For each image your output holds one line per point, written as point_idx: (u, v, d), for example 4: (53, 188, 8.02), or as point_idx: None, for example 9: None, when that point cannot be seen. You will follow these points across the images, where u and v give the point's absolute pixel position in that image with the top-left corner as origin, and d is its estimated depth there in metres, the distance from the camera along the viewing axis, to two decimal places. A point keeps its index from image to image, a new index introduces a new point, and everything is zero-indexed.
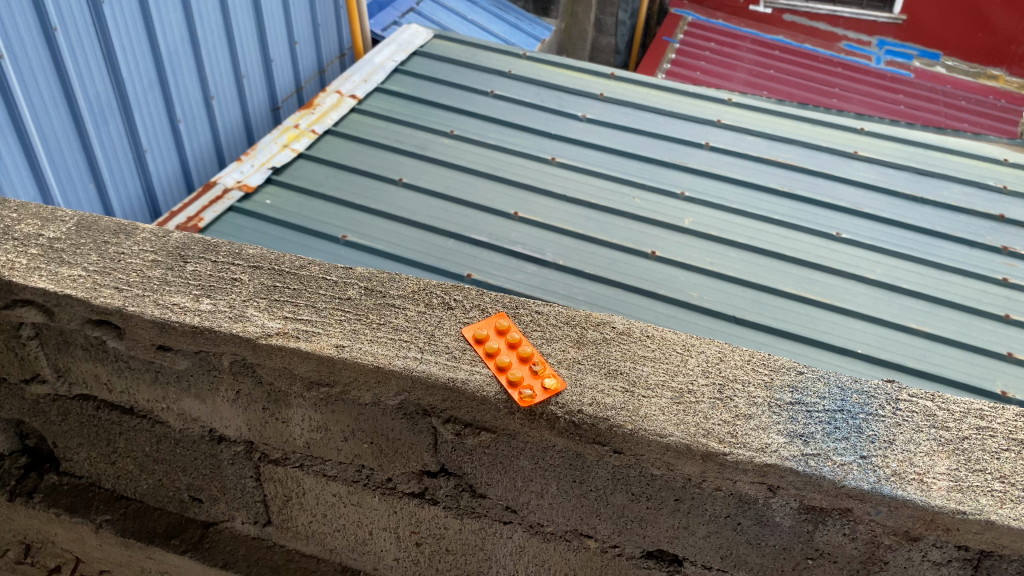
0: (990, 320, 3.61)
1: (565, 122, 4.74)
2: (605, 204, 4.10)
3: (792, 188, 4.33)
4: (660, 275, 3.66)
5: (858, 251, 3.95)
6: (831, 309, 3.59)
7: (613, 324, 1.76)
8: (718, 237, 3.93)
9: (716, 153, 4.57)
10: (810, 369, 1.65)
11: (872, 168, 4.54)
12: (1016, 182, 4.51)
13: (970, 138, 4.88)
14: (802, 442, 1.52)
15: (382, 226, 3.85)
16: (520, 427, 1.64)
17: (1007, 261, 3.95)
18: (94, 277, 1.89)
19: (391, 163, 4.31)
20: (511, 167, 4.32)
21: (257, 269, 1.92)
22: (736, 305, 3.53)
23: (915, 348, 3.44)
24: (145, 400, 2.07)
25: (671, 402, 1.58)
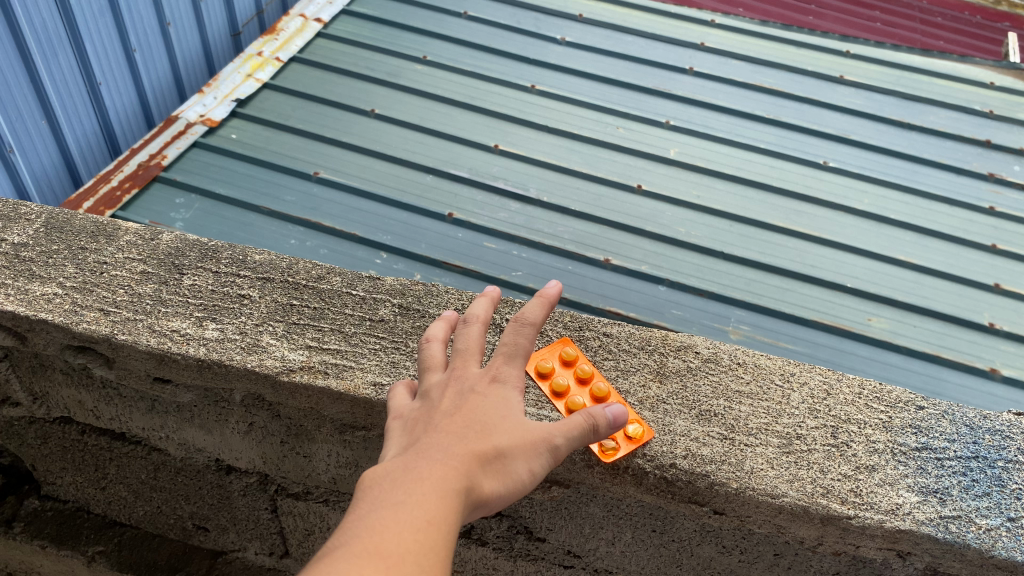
0: (976, 250, 3.29)
1: (541, 46, 4.25)
2: (583, 133, 3.68)
3: (778, 115, 3.93)
4: (646, 210, 3.29)
5: (841, 180, 3.58)
6: (817, 242, 3.24)
7: (696, 349, 1.52)
8: (706, 169, 3.54)
9: (700, 79, 4.13)
10: (930, 404, 1.43)
11: (859, 94, 4.14)
12: (1002, 107, 4.12)
13: (954, 60, 4.44)
14: (938, 500, 1.29)
15: (357, 161, 3.40)
16: (600, 482, 1.39)
17: (993, 189, 3.62)
18: (73, 296, 1.58)
19: (361, 92, 3.82)
20: (486, 96, 3.86)
21: (269, 283, 1.64)
22: (724, 241, 3.18)
23: (904, 280, 3.11)
24: (139, 428, 1.79)
25: (779, 453, 1.35)
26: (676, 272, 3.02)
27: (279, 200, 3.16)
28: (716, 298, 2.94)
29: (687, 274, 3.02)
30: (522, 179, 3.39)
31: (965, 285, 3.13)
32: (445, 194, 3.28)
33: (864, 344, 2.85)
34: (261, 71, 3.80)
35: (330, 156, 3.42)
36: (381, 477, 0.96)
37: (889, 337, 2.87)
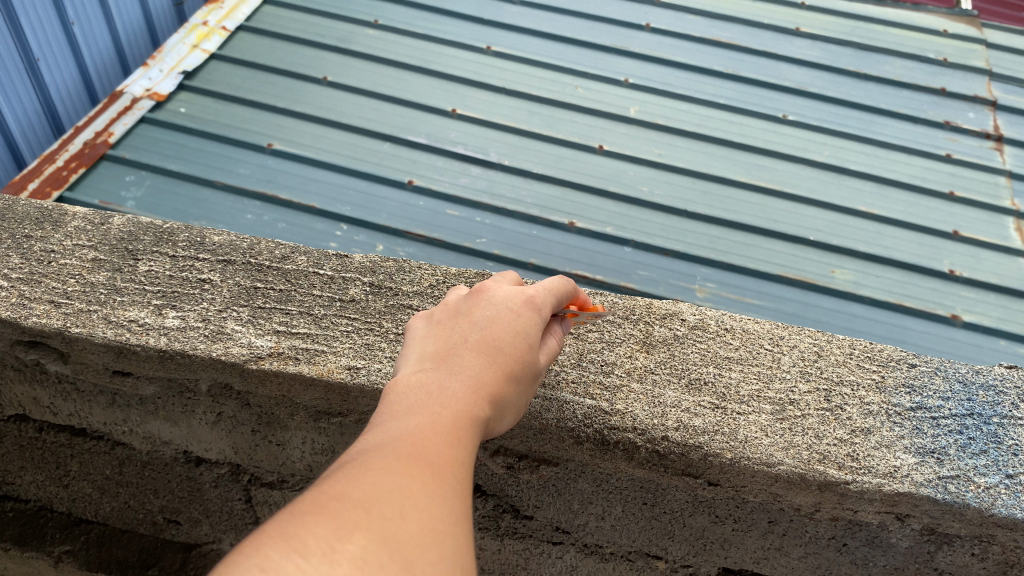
0: (935, 198, 3.28)
1: (494, 5, 4.13)
2: (542, 94, 3.59)
3: (737, 70, 3.87)
4: (608, 171, 3.23)
5: (802, 133, 3.55)
6: (779, 196, 3.21)
7: (682, 316, 1.47)
8: (667, 127, 3.48)
9: (657, 35, 4.05)
10: (922, 362, 1.39)
11: (816, 45, 4.09)
12: (955, 54, 4.08)
13: (908, 8, 4.41)
14: (936, 460, 1.26)
15: (309, 131, 3.29)
16: (590, 458, 1.34)
17: (949, 137, 3.60)
18: (20, 289, 1.48)
19: (311, 58, 3.69)
20: (440, 59, 3.75)
21: (230, 265, 1.55)
22: (689, 199, 3.13)
23: (864, 231, 3.09)
24: (101, 423, 1.70)
25: (773, 419, 1.31)
26: (641, 233, 2.97)
27: (233, 173, 3.04)
28: (681, 257, 2.90)
29: (653, 234, 2.97)
30: (482, 143, 3.30)
31: (924, 233, 3.11)
32: (405, 162, 3.18)
33: (829, 297, 2.83)
34: (208, 40, 3.65)
35: (283, 126, 3.29)
36: (399, 397, 0.88)
37: (852, 289, 2.85)
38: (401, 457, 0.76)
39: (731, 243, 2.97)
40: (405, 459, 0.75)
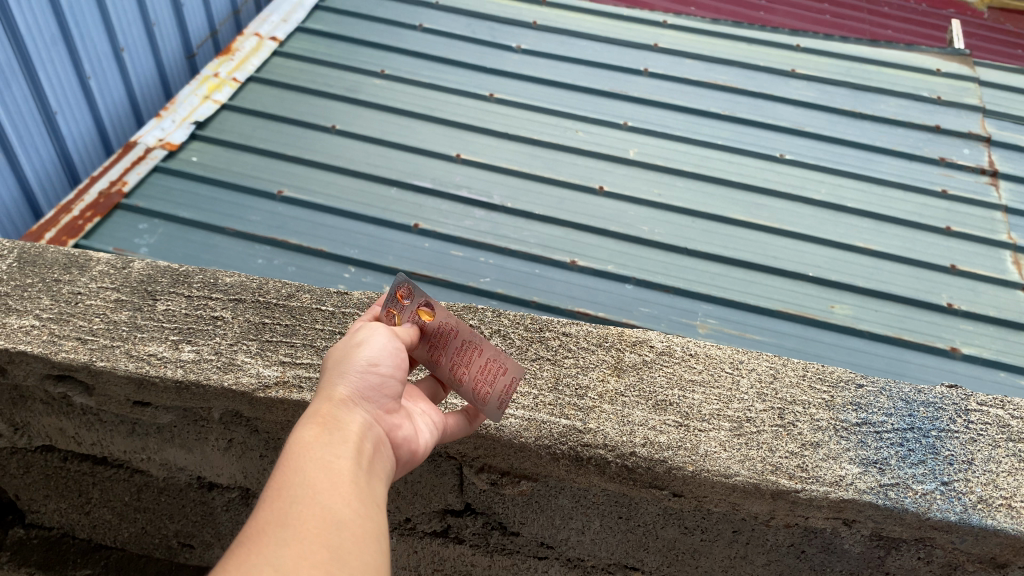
0: (932, 233, 3.43)
1: (497, 54, 4.34)
2: (544, 138, 3.77)
3: (734, 111, 4.05)
4: (609, 211, 3.39)
5: (799, 171, 3.71)
6: (778, 234, 3.36)
7: (650, 343, 1.61)
8: (665, 168, 3.65)
9: (655, 79, 4.24)
10: (869, 382, 1.53)
11: (811, 86, 4.27)
12: (949, 92, 4.25)
13: (902, 49, 4.60)
14: (878, 471, 1.39)
15: (319, 178, 3.47)
16: (566, 473, 1.48)
17: (943, 172, 3.76)
18: (50, 327, 1.63)
19: (320, 108, 3.88)
20: (445, 106, 3.94)
21: (241, 303, 1.70)
22: (687, 237, 3.29)
23: (863, 266, 3.24)
24: (121, 451, 1.85)
25: (731, 436, 1.44)
26: (642, 271, 3.12)
27: (245, 220, 3.21)
28: (683, 294, 3.04)
29: (653, 271, 3.12)
30: (485, 187, 3.47)
31: (923, 269, 3.25)
32: (413, 207, 3.35)
33: (830, 330, 2.97)
34: (219, 92, 3.87)
35: (292, 174, 3.48)
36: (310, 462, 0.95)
37: (852, 323, 2.98)
38: (288, 533, 0.83)
39: (724, 279, 3.11)
40: (283, 530, 0.83)
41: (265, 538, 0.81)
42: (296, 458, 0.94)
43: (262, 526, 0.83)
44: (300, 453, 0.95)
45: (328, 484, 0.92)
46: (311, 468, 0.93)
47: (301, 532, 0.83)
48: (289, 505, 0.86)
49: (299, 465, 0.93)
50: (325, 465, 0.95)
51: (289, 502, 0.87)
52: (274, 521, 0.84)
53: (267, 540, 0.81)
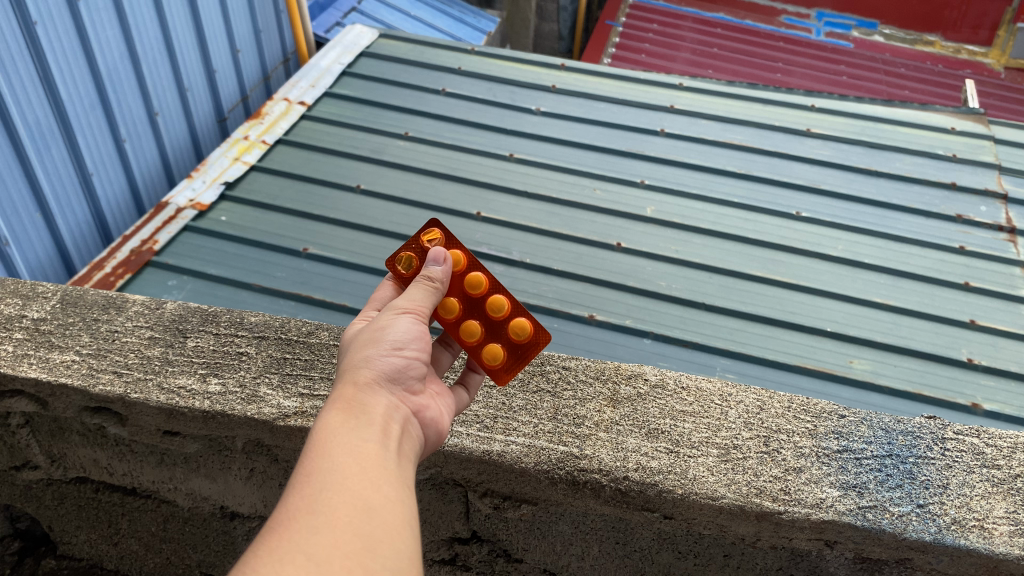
0: (950, 288, 3.51)
1: (518, 116, 4.54)
2: (563, 197, 3.93)
3: (749, 170, 4.19)
4: (627, 266, 3.51)
5: (815, 228, 3.82)
6: (795, 288, 3.45)
7: (645, 377, 1.72)
8: (682, 225, 3.77)
9: (672, 139, 4.41)
10: (850, 413, 1.63)
11: (826, 145, 4.41)
12: (965, 150, 4.38)
13: (916, 109, 4.75)
14: (857, 493, 1.48)
15: (345, 235, 3.63)
16: (564, 497, 1.58)
17: (963, 229, 3.86)
18: (89, 362, 1.77)
19: (346, 169, 4.07)
20: (469, 166, 4.12)
21: (264, 340, 1.83)
22: (705, 292, 3.38)
23: (883, 322, 3.31)
24: (150, 482, 1.96)
25: (718, 461, 1.54)
26: (660, 325, 3.21)
27: (271, 276, 3.37)
28: (701, 348, 3.12)
29: (671, 326, 3.21)
30: (505, 243, 3.61)
31: (942, 323, 3.32)
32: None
33: (849, 387, 3.01)
34: (249, 154, 4.07)
35: (318, 231, 3.65)
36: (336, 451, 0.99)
37: (871, 378, 3.03)
38: (319, 519, 0.87)
39: (738, 331, 3.21)
40: (315, 516, 0.87)
41: (298, 524, 0.86)
42: (324, 445, 0.99)
43: (295, 510, 0.88)
44: (327, 440, 1.00)
45: (355, 469, 0.96)
46: (339, 454, 0.98)
47: (333, 516, 0.88)
48: (320, 491, 0.91)
49: (327, 452, 0.98)
50: (352, 452, 0.99)
51: (318, 488, 0.91)
52: (305, 509, 0.88)
53: (299, 526, 0.86)
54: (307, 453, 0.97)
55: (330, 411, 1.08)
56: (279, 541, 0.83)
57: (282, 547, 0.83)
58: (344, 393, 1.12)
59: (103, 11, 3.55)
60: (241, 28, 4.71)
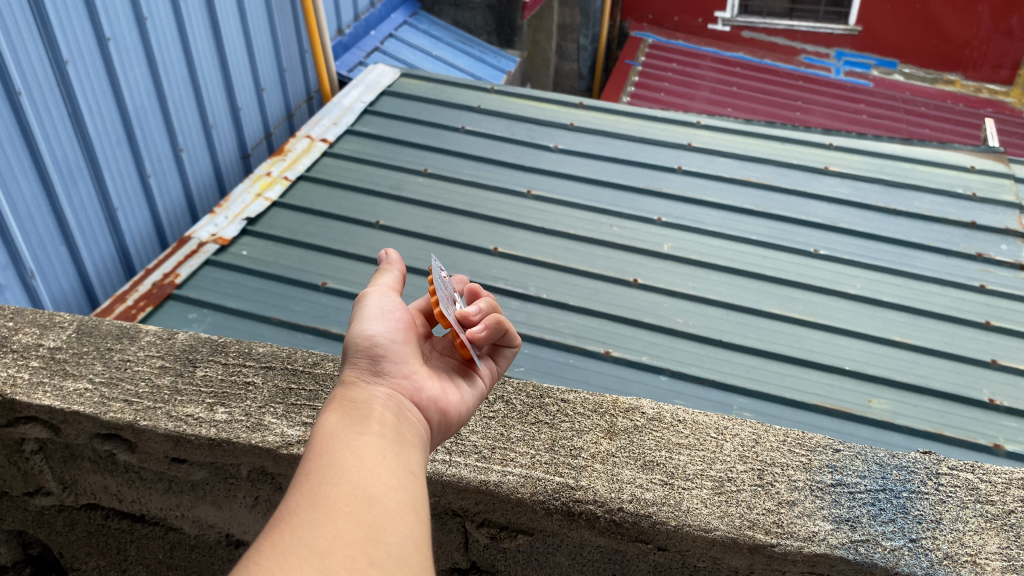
0: (970, 327, 3.50)
1: (537, 154, 4.61)
2: (580, 233, 3.97)
3: (766, 207, 4.21)
4: (643, 303, 3.54)
5: (834, 266, 3.83)
6: (813, 327, 3.45)
7: (642, 410, 1.74)
8: (699, 262, 3.80)
9: (689, 176, 4.46)
10: (846, 447, 1.64)
11: (845, 183, 4.44)
12: (984, 189, 4.39)
13: (935, 147, 4.78)
14: (850, 527, 1.49)
15: (363, 270, 3.69)
16: (559, 527, 1.60)
17: (982, 268, 3.86)
18: (101, 390, 1.83)
19: (366, 205, 4.15)
20: (487, 203, 4.18)
21: (270, 370, 1.88)
22: (721, 329, 3.39)
23: (901, 360, 3.30)
24: (158, 509, 2.00)
25: (712, 493, 1.55)
26: (676, 362, 3.22)
27: (290, 310, 3.43)
28: (717, 386, 3.12)
29: (688, 363, 3.22)
30: (522, 279, 3.66)
31: (962, 363, 3.31)
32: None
33: (867, 426, 3.00)
34: (270, 189, 4.16)
35: (337, 266, 3.71)
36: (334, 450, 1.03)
37: (889, 417, 3.02)
38: (320, 512, 0.91)
39: (753, 368, 3.21)
40: (316, 509, 0.91)
41: (300, 518, 0.89)
42: (323, 446, 1.04)
43: (297, 506, 0.92)
44: (324, 442, 1.05)
45: (353, 463, 1.01)
46: (337, 453, 1.03)
47: (333, 507, 0.92)
48: (321, 487, 0.95)
49: (326, 453, 1.03)
50: (350, 448, 1.04)
51: (320, 484, 0.96)
52: (308, 503, 0.92)
53: (301, 519, 0.89)
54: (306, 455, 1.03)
55: (327, 414, 1.14)
56: (284, 534, 0.87)
57: (286, 540, 0.86)
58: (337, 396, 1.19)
59: (131, 51, 3.68)
60: (265, 67, 4.84)
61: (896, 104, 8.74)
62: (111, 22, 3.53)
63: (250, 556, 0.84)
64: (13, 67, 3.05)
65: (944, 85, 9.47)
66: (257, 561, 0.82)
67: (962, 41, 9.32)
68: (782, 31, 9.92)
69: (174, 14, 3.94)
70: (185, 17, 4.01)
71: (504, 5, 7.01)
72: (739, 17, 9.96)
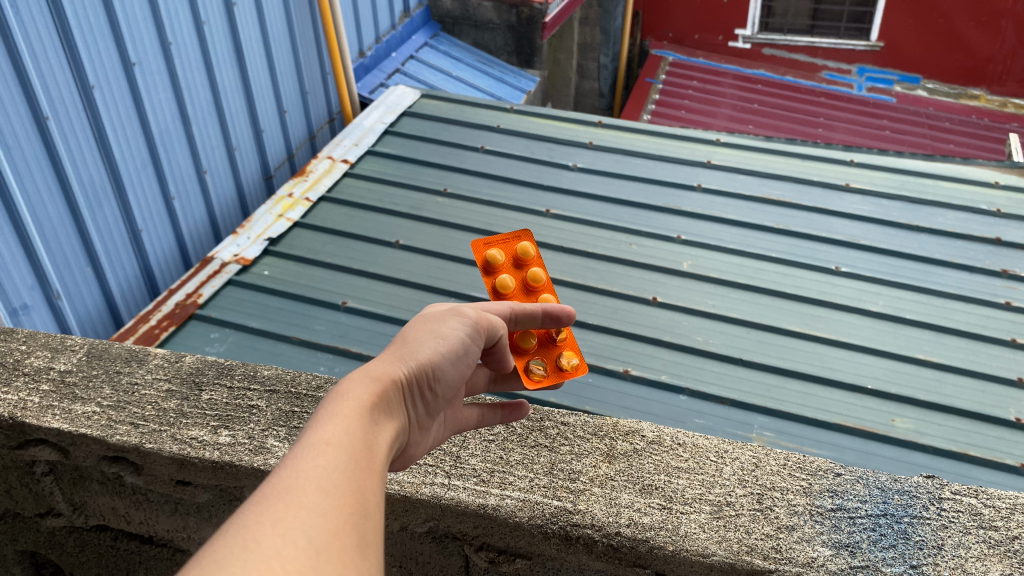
0: (997, 345, 3.45)
1: (556, 173, 4.63)
2: (599, 251, 3.98)
3: (787, 225, 4.20)
4: (663, 321, 3.53)
5: (856, 283, 3.80)
6: (835, 345, 3.42)
7: (642, 433, 1.74)
8: (718, 279, 3.78)
9: (708, 194, 4.45)
10: (847, 471, 1.63)
11: (866, 200, 4.41)
12: (1009, 205, 4.35)
13: (958, 163, 4.74)
14: (849, 553, 1.47)
15: (382, 290, 3.72)
16: (557, 552, 1.60)
17: (1008, 285, 3.81)
18: (108, 413, 1.86)
19: (386, 225, 4.18)
20: (506, 222, 4.20)
21: (274, 394, 1.89)
22: (742, 348, 3.37)
23: (924, 379, 3.26)
24: (165, 531, 2.02)
25: (711, 518, 1.54)
26: (695, 382, 3.21)
27: (309, 329, 3.46)
28: (737, 405, 3.10)
29: (708, 382, 3.20)
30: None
31: (989, 382, 3.26)
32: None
33: (891, 445, 2.97)
34: (292, 211, 4.21)
35: (357, 285, 3.74)
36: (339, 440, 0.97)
37: (913, 438, 2.99)
38: (328, 498, 0.87)
39: (773, 387, 3.19)
40: (323, 495, 0.87)
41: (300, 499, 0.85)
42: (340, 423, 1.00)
43: (305, 483, 0.87)
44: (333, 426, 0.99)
45: (363, 460, 0.97)
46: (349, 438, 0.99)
47: (336, 501, 0.88)
48: (329, 471, 0.91)
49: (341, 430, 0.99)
50: (362, 441, 1.00)
51: (330, 467, 0.92)
52: (314, 484, 0.88)
53: (306, 499, 0.85)
54: (318, 421, 0.99)
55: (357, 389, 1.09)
56: (286, 509, 0.83)
57: (289, 515, 0.82)
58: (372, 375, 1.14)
59: (156, 75, 3.76)
60: (288, 89, 4.91)
61: (919, 120, 8.69)
62: (137, 46, 3.61)
63: (246, 519, 0.80)
64: (40, 92, 3.13)
65: (969, 101, 9.40)
66: (258, 531, 0.79)
67: (985, 57, 9.30)
68: (803, 48, 9.91)
69: (198, 39, 4.01)
70: (209, 41, 4.09)
71: (524, 25, 6.87)
72: (760, 34, 9.97)
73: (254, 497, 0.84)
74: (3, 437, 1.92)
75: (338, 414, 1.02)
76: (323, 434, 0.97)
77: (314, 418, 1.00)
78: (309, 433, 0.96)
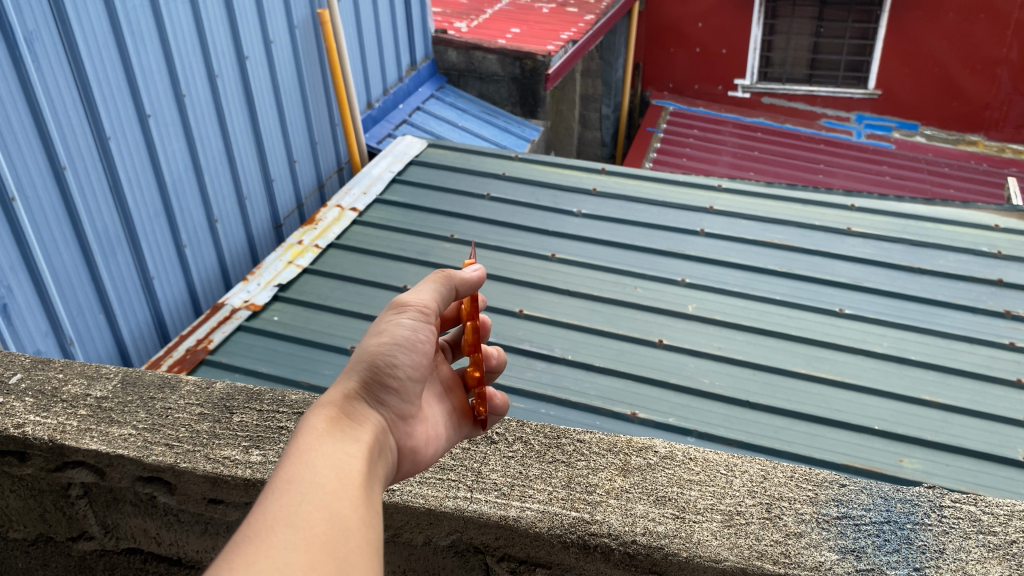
0: (1003, 385, 3.52)
1: (562, 219, 4.75)
2: (606, 295, 4.07)
3: (790, 268, 4.29)
4: (670, 363, 3.61)
5: (859, 325, 3.88)
6: (839, 386, 3.49)
7: (655, 448, 1.82)
8: (723, 322, 3.87)
9: (712, 239, 4.56)
10: (852, 482, 1.71)
11: (868, 243, 4.51)
12: (1010, 247, 4.45)
13: (959, 207, 4.84)
14: (856, 557, 1.55)
15: None
16: (576, 561, 1.67)
17: (1011, 326, 3.89)
18: (144, 435, 1.95)
19: (395, 271, 4.29)
20: (513, 267, 4.30)
21: (302, 416, 1.97)
22: (747, 390, 3.45)
23: (932, 419, 3.33)
24: (195, 551, 2.10)
25: (722, 526, 1.62)
26: (702, 423, 3.28)
27: (319, 374, 3.54)
28: (745, 446, 3.17)
29: (714, 424, 3.27)
30: (547, 340, 3.75)
31: (994, 421, 3.33)
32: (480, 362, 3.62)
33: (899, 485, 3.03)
34: (301, 257, 4.34)
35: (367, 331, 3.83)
36: (318, 474, 1.09)
37: (922, 477, 3.05)
38: (299, 531, 0.98)
39: (778, 428, 3.26)
40: (295, 530, 0.97)
41: (274, 537, 0.95)
42: (303, 461, 1.10)
43: (275, 523, 0.98)
44: (311, 455, 1.12)
45: (335, 488, 1.07)
46: (315, 472, 1.09)
47: (309, 534, 0.98)
48: (300, 506, 1.02)
49: (308, 466, 1.09)
50: (333, 470, 1.11)
51: (299, 503, 1.02)
52: (283, 521, 0.98)
53: (279, 538, 0.95)
54: (289, 464, 1.09)
55: (315, 421, 1.21)
56: (257, 552, 0.93)
57: (262, 558, 0.92)
58: (324, 404, 1.25)
59: (170, 126, 3.91)
60: (299, 141, 5.08)
61: (920, 165, 8.86)
62: (151, 99, 3.76)
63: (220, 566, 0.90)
64: (57, 141, 3.27)
65: (967, 146, 9.60)
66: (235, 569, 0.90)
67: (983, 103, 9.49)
68: (802, 97, 10.12)
69: (211, 92, 4.18)
70: (222, 93, 4.25)
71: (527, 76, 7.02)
72: (759, 85, 10.21)
73: (227, 547, 0.94)
74: (40, 459, 2.01)
75: (311, 449, 1.14)
76: (299, 475, 1.07)
77: (280, 462, 1.11)
78: (281, 474, 1.07)
